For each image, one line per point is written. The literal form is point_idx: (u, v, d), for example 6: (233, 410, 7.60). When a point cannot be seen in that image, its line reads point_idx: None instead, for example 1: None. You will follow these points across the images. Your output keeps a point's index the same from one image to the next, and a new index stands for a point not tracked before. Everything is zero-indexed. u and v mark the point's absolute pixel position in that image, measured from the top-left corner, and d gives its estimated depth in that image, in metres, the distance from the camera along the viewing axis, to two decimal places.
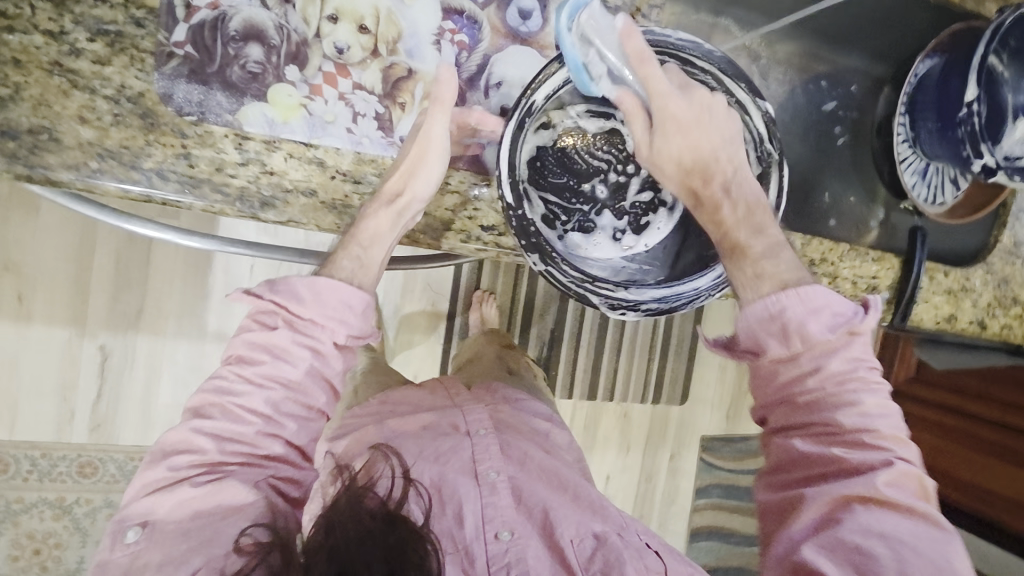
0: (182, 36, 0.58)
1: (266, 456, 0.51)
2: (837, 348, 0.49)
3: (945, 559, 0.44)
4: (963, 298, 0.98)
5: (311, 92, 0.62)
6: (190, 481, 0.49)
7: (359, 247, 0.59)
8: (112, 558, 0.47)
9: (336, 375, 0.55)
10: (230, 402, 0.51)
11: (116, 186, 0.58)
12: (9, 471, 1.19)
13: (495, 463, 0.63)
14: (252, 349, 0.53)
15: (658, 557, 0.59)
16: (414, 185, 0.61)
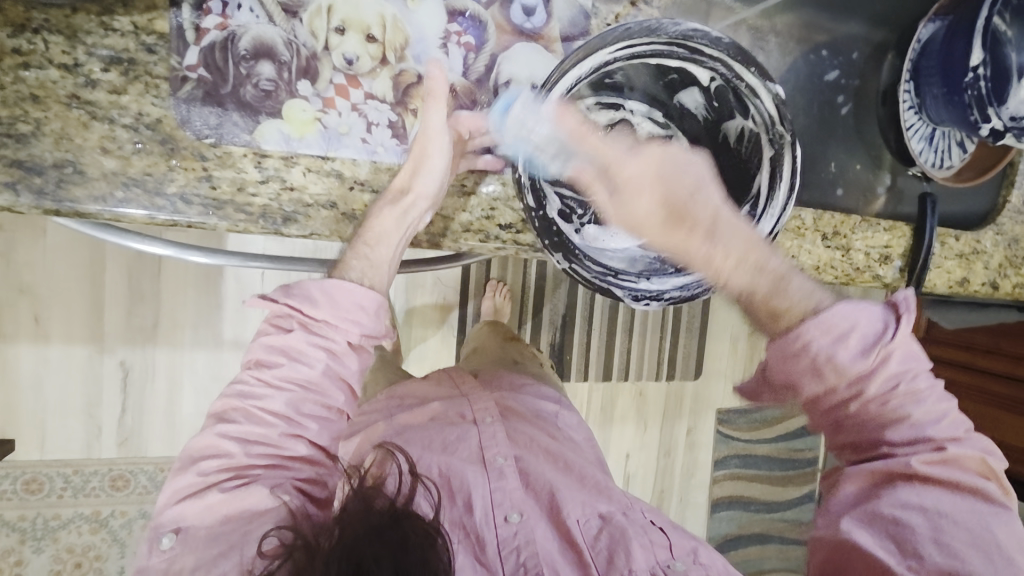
0: (194, 60, 0.58)
1: (290, 457, 0.53)
2: (875, 365, 0.47)
3: (993, 535, 0.44)
4: (975, 260, 0.98)
5: (324, 105, 0.63)
6: (219, 487, 0.52)
7: (365, 245, 0.60)
8: (151, 563, 0.51)
9: (353, 375, 0.56)
10: (251, 406, 0.53)
11: (142, 213, 0.59)
12: (44, 490, 1.21)
13: (502, 448, 0.64)
14: (270, 353, 0.54)
15: (662, 533, 0.60)
16: (417, 182, 0.61)
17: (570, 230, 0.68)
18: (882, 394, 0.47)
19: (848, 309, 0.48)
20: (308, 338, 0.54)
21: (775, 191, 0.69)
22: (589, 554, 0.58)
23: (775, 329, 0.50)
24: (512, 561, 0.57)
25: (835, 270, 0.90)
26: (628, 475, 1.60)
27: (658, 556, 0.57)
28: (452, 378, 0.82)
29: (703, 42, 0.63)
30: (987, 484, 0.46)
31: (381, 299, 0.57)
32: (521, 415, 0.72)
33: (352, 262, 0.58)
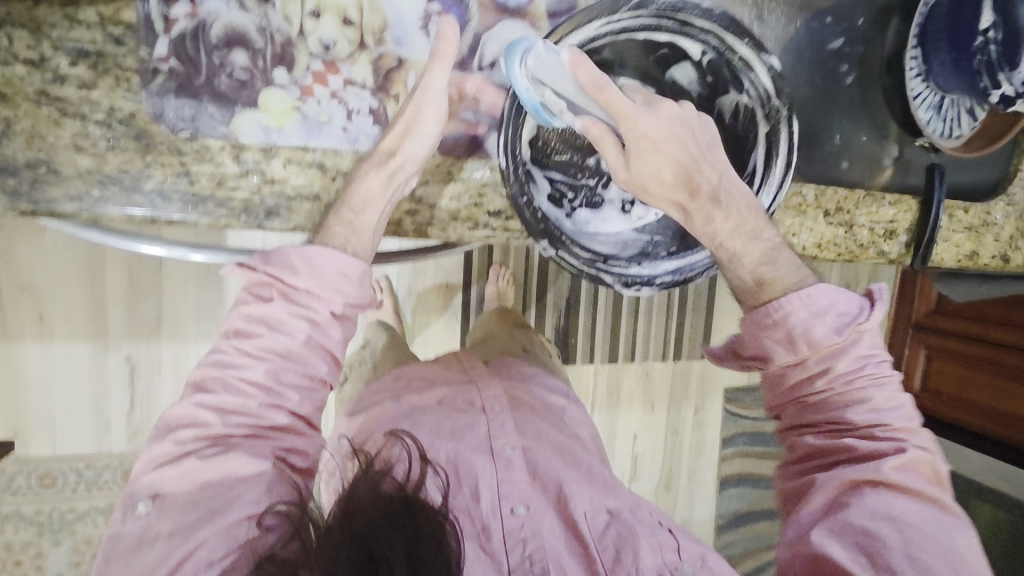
0: (164, 50, 0.56)
1: (272, 427, 0.52)
2: (846, 344, 0.52)
3: (949, 541, 0.48)
4: (985, 233, 0.95)
5: (302, 94, 0.61)
6: (198, 454, 0.50)
7: (350, 212, 0.58)
8: (124, 529, 0.49)
9: (336, 346, 0.55)
10: (230, 376, 0.51)
11: (121, 211, 0.57)
12: (58, 484, 1.23)
13: (510, 439, 0.63)
14: (249, 322, 0.52)
15: (670, 534, 0.60)
16: (408, 146, 0.59)
17: (560, 215, 0.68)
18: (851, 371, 0.52)
19: (829, 289, 0.54)
20: (287, 307, 0.53)
21: (772, 166, 0.68)
22: (596, 550, 0.57)
23: (757, 301, 0.56)
24: (517, 553, 0.56)
25: (839, 246, 0.88)
26: (636, 455, 1.60)
27: (665, 558, 0.57)
28: (461, 360, 0.80)
29: (608, 99, 0.55)
30: (938, 488, 0.51)
31: (363, 267, 0.55)
32: (530, 407, 0.70)
33: (334, 227, 0.57)
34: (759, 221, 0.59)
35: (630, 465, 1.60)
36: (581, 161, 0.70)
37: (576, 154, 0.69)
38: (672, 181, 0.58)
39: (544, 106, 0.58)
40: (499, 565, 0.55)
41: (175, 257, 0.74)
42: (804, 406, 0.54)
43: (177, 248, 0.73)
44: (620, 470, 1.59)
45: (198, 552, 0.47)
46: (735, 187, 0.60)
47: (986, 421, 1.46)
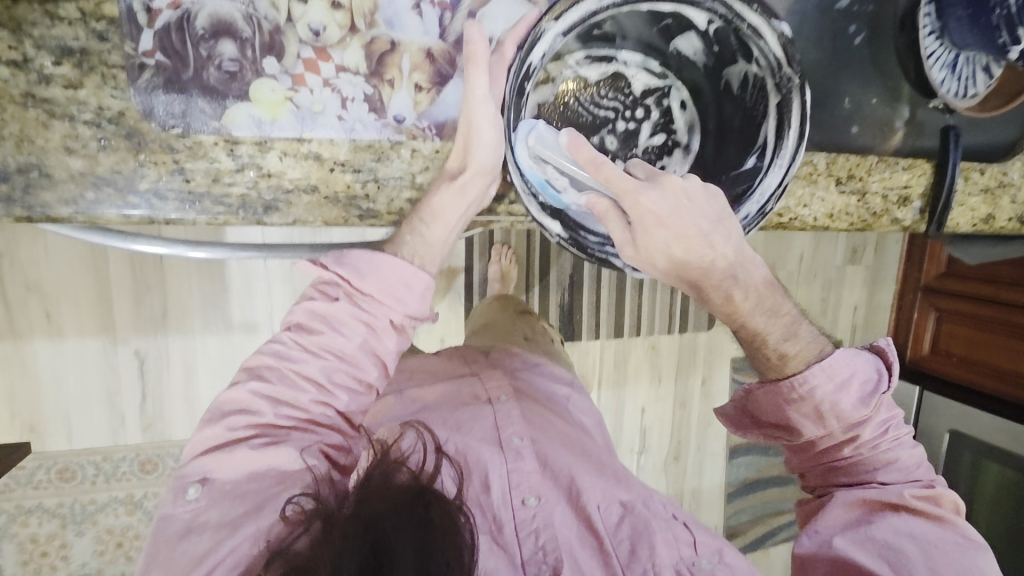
0: (149, 44, 0.55)
1: (316, 422, 0.55)
2: (870, 412, 0.57)
3: (973, 561, 0.53)
4: (1001, 195, 0.93)
5: (294, 83, 0.59)
6: (247, 443, 0.52)
7: (422, 223, 0.60)
8: (174, 512, 0.51)
9: (389, 354, 0.57)
10: (287, 367, 0.54)
11: (116, 212, 0.56)
12: (77, 477, 1.25)
13: (517, 428, 0.62)
14: (312, 318, 0.55)
15: (686, 529, 0.60)
16: (473, 156, 0.60)
17: None
18: (874, 437, 0.58)
19: (852, 357, 0.58)
20: (351, 310, 0.55)
21: (784, 138, 0.65)
22: (611, 543, 0.58)
23: (780, 374, 0.59)
24: (531, 543, 0.56)
25: (850, 216, 0.86)
26: (644, 428, 1.61)
27: (682, 553, 0.57)
28: (468, 353, 0.80)
29: (607, 176, 0.53)
30: (955, 515, 0.57)
31: (426, 281, 0.57)
32: (536, 400, 0.70)
33: (406, 237, 0.60)
34: (777, 294, 0.60)
35: (639, 439, 1.61)
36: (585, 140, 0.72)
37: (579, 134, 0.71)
38: (678, 260, 0.57)
39: (549, 184, 0.63)
40: (512, 560, 0.55)
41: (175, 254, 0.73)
42: (832, 467, 0.60)
43: (177, 245, 0.72)
44: (628, 443, 1.60)
45: (238, 548, 0.49)
46: (756, 264, 0.59)
47: (999, 382, 1.42)
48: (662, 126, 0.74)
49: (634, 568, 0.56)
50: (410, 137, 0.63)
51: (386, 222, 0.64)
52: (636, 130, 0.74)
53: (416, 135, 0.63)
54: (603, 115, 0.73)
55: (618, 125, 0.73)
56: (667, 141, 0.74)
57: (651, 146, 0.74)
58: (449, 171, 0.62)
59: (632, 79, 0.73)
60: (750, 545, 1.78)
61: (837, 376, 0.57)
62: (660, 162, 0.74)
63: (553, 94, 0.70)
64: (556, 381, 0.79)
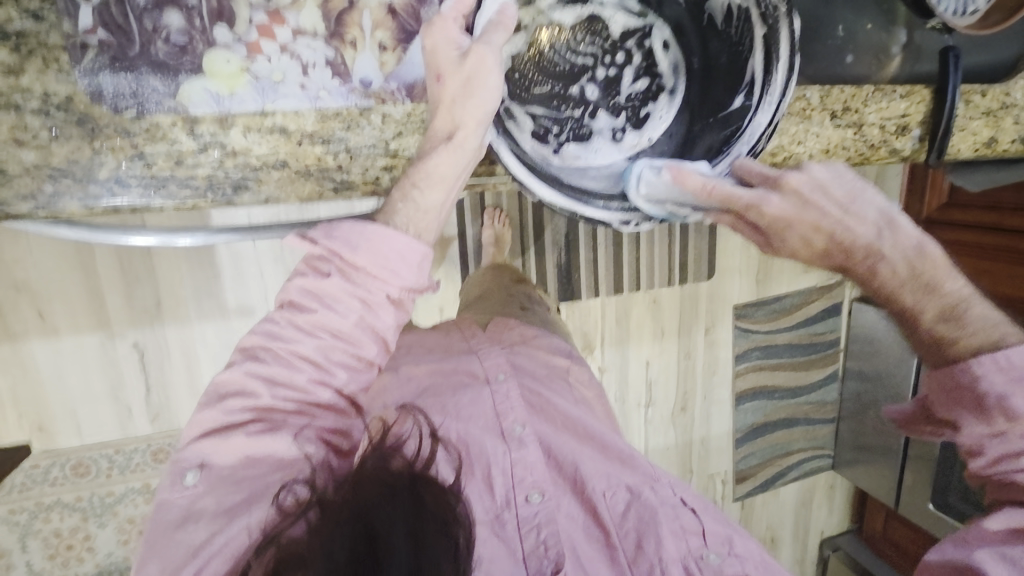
0: (89, 21, 0.51)
1: (316, 404, 0.53)
2: None
3: None
4: (1004, 116, 0.89)
5: (249, 52, 0.55)
6: (243, 430, 0.50)
7: (416, 187, 0.54)
8: (171, 499, 0.49)
9: (389, 329, 0.54)
10: (281, 347, 0.51)
11: (79, 205, 0.54)
12: (92, 471, 1.26)
13: (518, 416, 0.62)
14: (303, 296, 0.52)
15: (694, 516, 0.59)
16: (461, 114, 0.55)
17: (547, 151, 0.66)
18: None
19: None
20: (344, 286, 0.51)
21: (773, 73, 0.61)
22: (617, 534, 0.58)
23: None
24: (533, 538, 0.56)
25: (847, 150, 0.83)
26: (650, 381, 1.61)
27: (689, 544, 0.56)
28: (466, 327, 0.79)
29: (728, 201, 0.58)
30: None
31: (424, 251, 0.53)
32: (531, 373, 0.69)
33: (398, 205, 0.54)
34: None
35: (645, 392, 1.61)
36: (564, 92, 0.69)
37: (557, 86, 0.69)
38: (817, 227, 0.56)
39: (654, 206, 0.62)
40: (515, 553, 0.55)
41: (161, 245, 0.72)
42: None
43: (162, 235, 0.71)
44: (635, 398, 1.61)
45: (234, 539, 0.48)
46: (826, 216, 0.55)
47: None
48: (645, 69, 0.71)
49: (640, 563, 0.56)
50: (379, 101, 0.60)
51: (362, 192, 0.62)
52: (618, 76, 0.71)
53: (385, 99, 0.60)
54: (582, 63, 0.69)
55: (598, 73, 0.70)
56: (652, 85, 0.71)
57: (635, 92, 0.71)
58: (439, 132, 0.55)
59: (610, 21, 0.70)
60: (759, 486, 1.81)
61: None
62: (644, 109, 0.71)
63: (526, 44, 0.66)
64: (554, 351, 0.77)
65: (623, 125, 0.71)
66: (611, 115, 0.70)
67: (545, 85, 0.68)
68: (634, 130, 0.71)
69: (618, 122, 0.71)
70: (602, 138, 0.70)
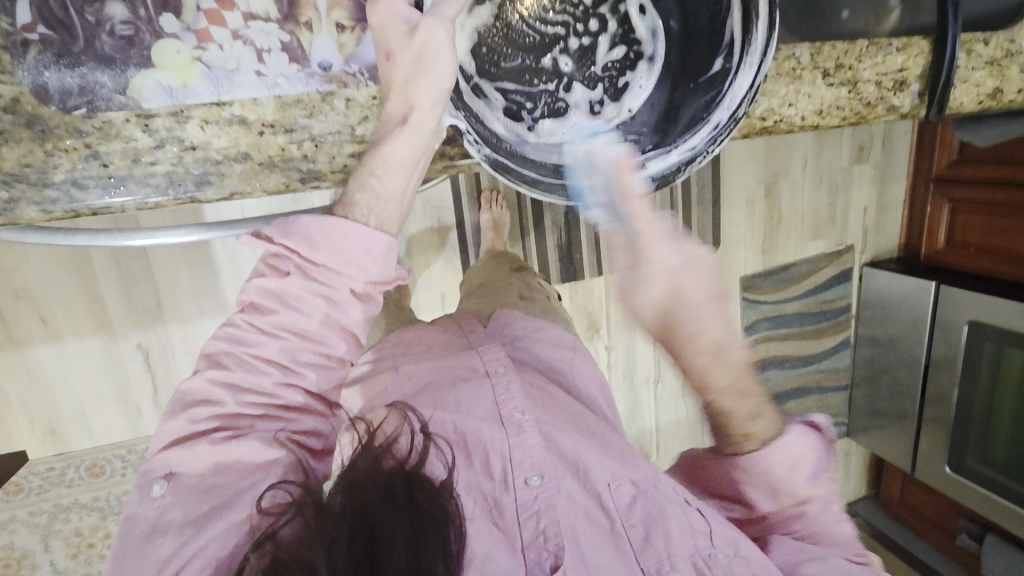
0: (28, 17, 0.49)
1: (286, 407, 0.50)
2: None
3: None
4: (1009, 65, 0.85)
5: (199, 41, 0.53)
6: (208, 438, 0.48)
7: (371, 175, 0.53)
8: (140, 511, 0.47)
9: (356, 325, 0.52)
10: (245, 352, 0.49)
11: (37, 209, 0.53)
12: (107, 472, 1.28)
13: (519, 403, 0.59)
14: (264, 297, 0.50)
15: (700, 514, 0.56)
16: (416, 93, 0.53)
17: (522, 128, 0.64)
18: None
19: (802, 438, 0.60)
20: (305, 284, 0.50)
21: (752, 33, 0.59)
22: (622, 525, 0.57)
23: None
24: (530, 526, 0.54)
25: (842, 110, 0.79)
26: (659, 358, 1.58)
27: (697, 543, 0.55)
28: (462, 319, 0.77)
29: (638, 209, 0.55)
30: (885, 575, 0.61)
31: (387, 243, 0.51)
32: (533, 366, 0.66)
33: (356, 196, 0.52)
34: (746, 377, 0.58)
35: (654, 368, 1.59)
36: (536, 65, 0.66)
37: (529, 59, 0.66)
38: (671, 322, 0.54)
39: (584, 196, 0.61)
40: (513, 542, 0.54)
41: (158, 242, 0.71)
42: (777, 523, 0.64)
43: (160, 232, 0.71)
44: (643, 374, 1.58)
45: (207, 548, 0.46)
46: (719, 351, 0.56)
47: (1016, 267, 1.39)
48: (621, 37, 0.68)
49: (648, 556, 0.56)
50: (341, 85, 0.57)
51: (331, 182, 0.60)
52: (592, 45, 0.68)
53: (346, 82, 0.57)
54: (552, 34, 0.67)
55: (571, 43, 0.68)
56: (629, 53, 0.68)
57: (611, 60, 0.68)
58: (393, 115, 0.54)
59: None
60: None
61: (792, 456, 0.60)
62: (622, 78, 0.68)
63: (493, 16, 0.64)
64: (548, 340, 0.75)
65: (600, 97, 0.68)
66: (587, 87, 0.68)
67: (516, 59, 0.65)
68: (613, 101, 0.68)
69: (595, 94, 0.68)
70: (578, 111, 0.67)
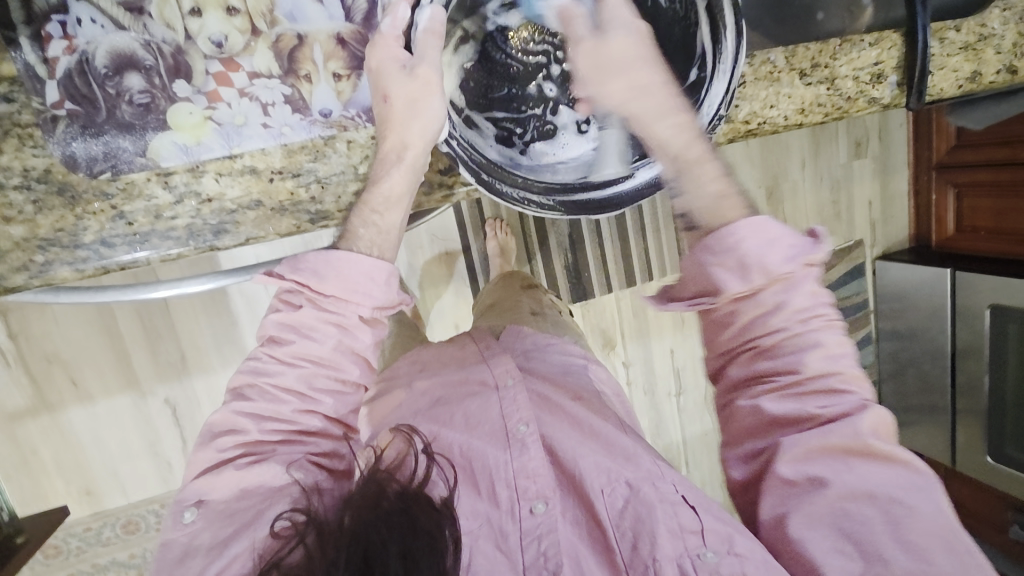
0: (56, 95, 0.54)
1: (304, 431, 0.52)
2: None
3: None
4: (984, 47, 0.87)
5: (210, 101, 0.57)
6: (234, 463, 0.50)
7: (375, 213, 0.56)
8: (174, 537, 0.50)
9: (368, 349, 0.54)
10: (267, 382, 0.52)
11: (70, 269, 0.57)
12: (141, 527, 1.29)
13: (523, 415, 0.60)
14: (282, 329, 0.53)
15: (695, 513, 0.54)
16: (407, 132, 0.57)
17: (514, 153, 0.68)
18: None
19: (767, 226, 0.50)
20: (317, 314, 0.52)
21: (722, 42, 0.63)
22: (613, 532, 0.56)
23: None
24: (534, 550, 0.56)
25: (823, 107, 0.81)
26: (677, 369, 1.58)
27: (687, 544, 0.52)
28: (473, 339, 0.79)
29: None
30: (897, 446, 0.49)
31: (390, 268, 0.54)
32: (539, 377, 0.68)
33: (360, 230, 0.55)
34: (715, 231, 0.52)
35: (674, 380, 1.58)
36: (522, 93, 0.70)
37: (515, 88, 0.70)
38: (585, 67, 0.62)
39: None
40: (515, 565, 0.55)
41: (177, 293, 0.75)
42: (758, 359, 0.51)
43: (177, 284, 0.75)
44: (664, 387, 1.58)
45: (231, 565, 0.47)
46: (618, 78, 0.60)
47: None
48: None
49: (636, 565, 0.53)
50: (341, 129, 0.61)
51: (337, 220, 0.63)
52: None
53: (346, 126, 0.61)
54: (535, 62, 0.70)
55: (553, 70, 0.71)
56: None
57: None
58: (388, 154, 0.58)
59: None
60: None
61: (763, 235, 0.50)
62: None
63: (477, 51, 0.67)
64: (559, 356, 0.77)
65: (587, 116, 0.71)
66: (572, 109, 0.71)
67: (502, 90, 0.69)
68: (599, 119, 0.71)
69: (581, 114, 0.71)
70: (566, 132, 0.71)
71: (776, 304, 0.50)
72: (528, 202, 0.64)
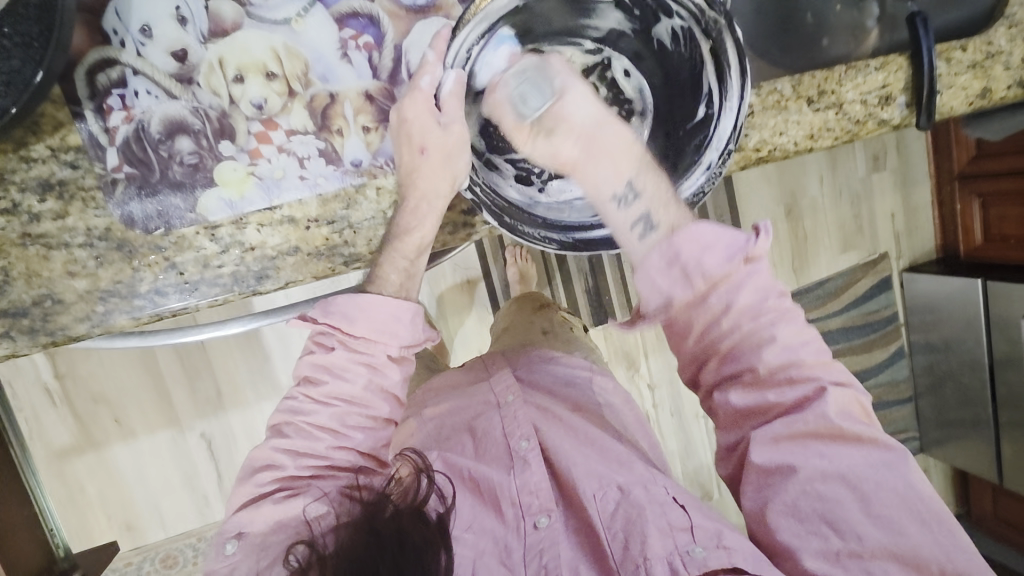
0: (116, 160, 0.59)
1: (338, 466, 0.55)
2: None
3: None
4: (992, 65, 0.88)
5: (251, 158, 0.62)
6: (271, 498, 0.54)
7: (404, 258, 0.61)
8: (216, 567, 0.53)
9: (396, 385, 0.57)
10: (302, 421, 0.55)
11: (127, 316, 0.61)
12: (180, 561, 1.32)
13: (524, 431, 0.64)
14: (315, 370, 0.56)
15: (684, 511, 0.55)
16: (422, 184, 0.62)
17: (533, 192, 0.72)
18: None
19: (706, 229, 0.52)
20: (347, 355, 0.56)
21: (727, 81, 0.67)
22: (606, 537, 0.56)
23: None
24: (535, 564, 0.57)
25: (833, 131, 0.84)
26: None
27: (676, 542, 0.52)
28: (495, 363, 0.82)
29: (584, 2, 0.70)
30: (863, 426, 0.49)
31: (415, 308, 0.57)
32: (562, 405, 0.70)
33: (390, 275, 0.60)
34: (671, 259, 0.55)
35: None
36: None
37: None
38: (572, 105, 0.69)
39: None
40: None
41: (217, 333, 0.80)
42: (718, 355, 0.52)
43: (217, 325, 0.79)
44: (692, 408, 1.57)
45: None
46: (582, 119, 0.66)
47: None
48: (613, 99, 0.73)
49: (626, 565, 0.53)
50: (371, 177, 0.65)
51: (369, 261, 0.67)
52: None
53: (376, 174, 0.65)
54: None
55: None
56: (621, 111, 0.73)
57: None
58: (408, 209, 0.62)
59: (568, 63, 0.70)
60: None
61: (703, 240, 0.52)
62: None
63: None
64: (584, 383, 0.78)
65: None
66: None
67: None
68: None
69: None
70: None
71: (725, 304, 0.51)
72: (548, 241, 0.68)
